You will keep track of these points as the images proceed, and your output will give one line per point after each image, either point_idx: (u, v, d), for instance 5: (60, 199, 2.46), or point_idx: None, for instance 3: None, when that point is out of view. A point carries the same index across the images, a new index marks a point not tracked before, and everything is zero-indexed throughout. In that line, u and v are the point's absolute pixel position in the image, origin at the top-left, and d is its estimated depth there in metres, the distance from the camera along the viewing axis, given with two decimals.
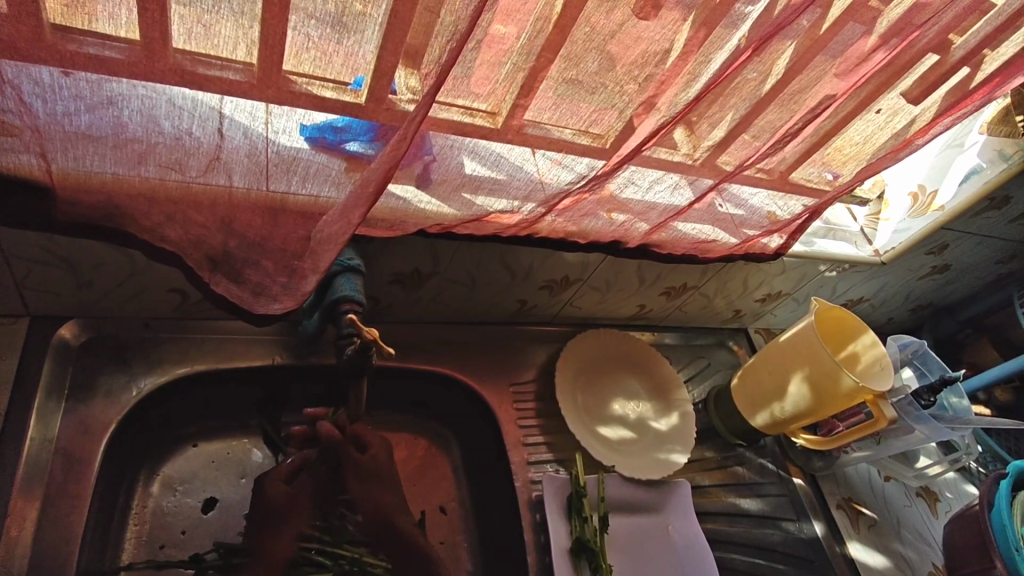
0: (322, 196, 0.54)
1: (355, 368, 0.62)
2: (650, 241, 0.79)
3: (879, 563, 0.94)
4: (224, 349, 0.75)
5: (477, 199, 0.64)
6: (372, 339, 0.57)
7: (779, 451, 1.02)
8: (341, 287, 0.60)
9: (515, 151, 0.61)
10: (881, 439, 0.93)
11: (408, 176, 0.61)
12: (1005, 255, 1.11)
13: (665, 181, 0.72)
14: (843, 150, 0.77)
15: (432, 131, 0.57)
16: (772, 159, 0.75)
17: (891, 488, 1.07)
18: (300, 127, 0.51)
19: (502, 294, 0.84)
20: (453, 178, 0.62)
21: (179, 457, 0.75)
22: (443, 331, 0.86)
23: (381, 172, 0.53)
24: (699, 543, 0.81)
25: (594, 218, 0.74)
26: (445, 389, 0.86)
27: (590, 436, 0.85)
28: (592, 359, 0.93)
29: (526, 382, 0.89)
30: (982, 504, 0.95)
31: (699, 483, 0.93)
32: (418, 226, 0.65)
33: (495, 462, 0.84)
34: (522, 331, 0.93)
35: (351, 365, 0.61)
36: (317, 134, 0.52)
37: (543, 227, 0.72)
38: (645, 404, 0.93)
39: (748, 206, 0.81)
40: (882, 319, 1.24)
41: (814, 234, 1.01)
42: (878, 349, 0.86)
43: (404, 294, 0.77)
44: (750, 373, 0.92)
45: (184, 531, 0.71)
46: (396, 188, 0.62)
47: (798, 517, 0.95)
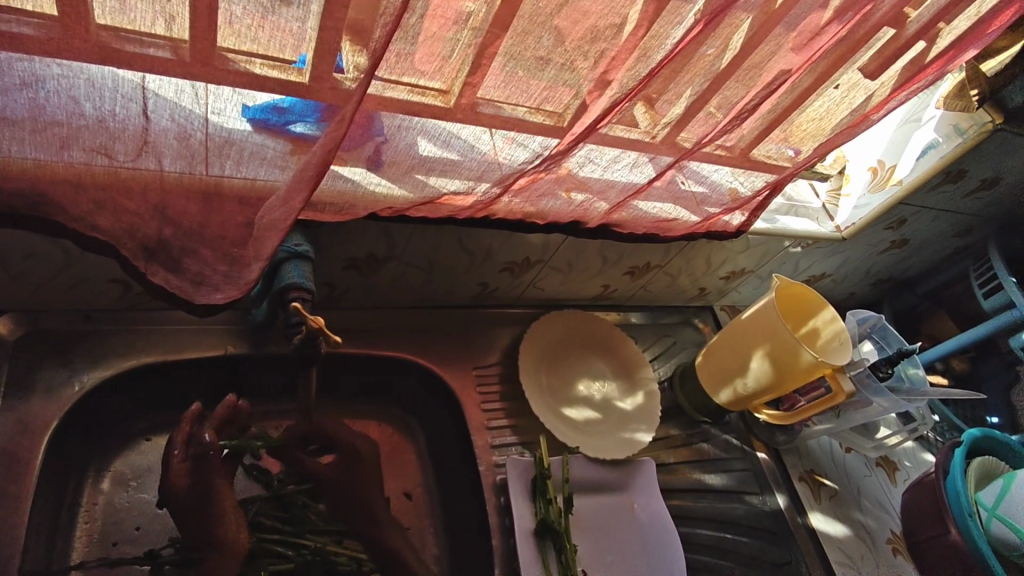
0: (256, 178, 0.52)
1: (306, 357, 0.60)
2: (610, 221, 0.78)
3: (839, 532, 0.97)
4: (171, 340, 0.72)
5: (429, 179, 0.62)
6: (319, 327, 0.55)
7: (743, 426, 1.04)
8: (288, 274, 0.58)
9: (466, 130, 0.60)
10: (840, 413, 0.94)
11: (357, 158, 0.59)
12: (962, 229, 1.13)
13: (623, 160, 0.71)
14: (801, 126, 0.76)
15: (380, 111, 0.55)
16: (731, 136, 0.74)
17: (852, 460, 1.09)
18: (242, 108, 0.49)
19: (462, 277, 0.83)
20: (404, 160, 0.60)
21: (131, 453, 0.73)
22: (403, 316, 0.85)
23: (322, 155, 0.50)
24: (663, 520, 0.82)
25: (553, 198, 0.72)
26: (408, 375, 0.85)
27: (554, 418, 0.85)
28: (557, 340, 0.93)
29: (489, 365, 0.88)
30: (939, 471, 0.98)
31: (665, 461, 0.94)
32: (368, 209, 0.62)
33: (459, 446, 0.83)
34: (485, 314, 0.91)
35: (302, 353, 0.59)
36: (260, 116, 0.50)
37: (500, 208, 0.70)
38: (610, 385, 0.93)
39: (709, 182, 0.81)
40: (844, 295, 1.26)
41: (776, 211, 1.01)
42: (837, 324, 0.87)
43: (361, 279, 0.76)
44: (713, 352, 0.93)
45: (138, 527, 0.69)
46: (344, 170, 0.60)
47: (761, 491, 0.97)
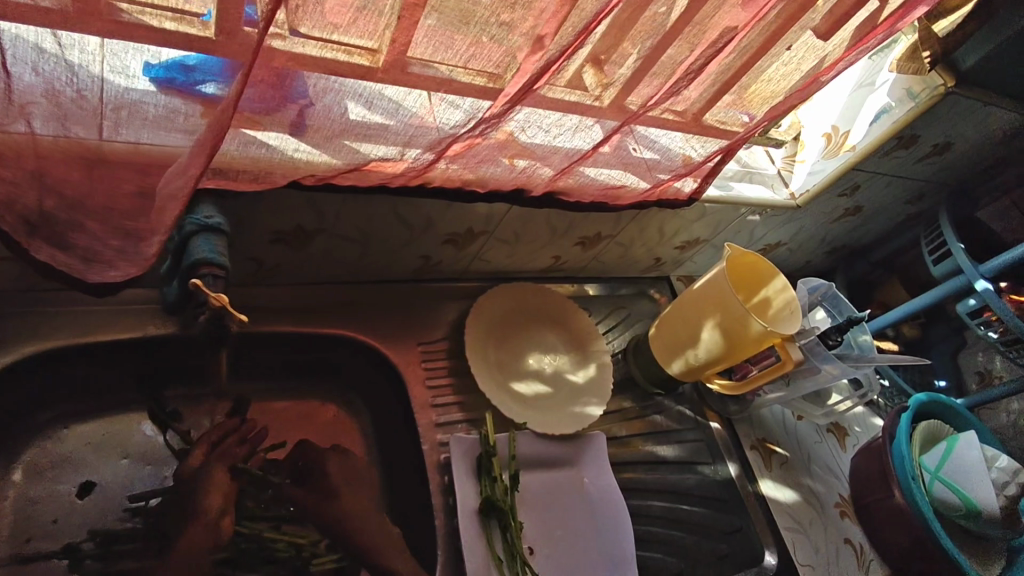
0: (142, 142, 0.46)
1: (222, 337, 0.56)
2: (555, 189, 0.74)
3: (788, 498, 0.98)
4: (82, 322, 0.67)
5: (359, 146, 0.58)
6: (223, 304, 0.51)
7: (697, 397, 1.03)
8: (198, 248, 0.52)
9: (398, 92, 0.55)
10: (790, 381, 0.94)
11: (276, 122, 0.54)
12: (914, 195, 1.12)
13: (565, 124, 0.67)
14: (752, 88, 0.73)
15: (300, 71, 0.50)
16: (679, 99, 0.71)
17: (803, 427, 1.10)
18: (143, 65, 0.43)
19: (402, 249, 0.79)
20: (330, 126, 0.55)
21: (47, 442, 0.69)
22: (343, 292, 0.81)
23: (217, 121, 0.45)
24: (612, 494, 0.82)
25: (493, 165, 0.68)
26: (349, 353, 0.81)
27: (501, 392, 0.83)
28: (507, 313, 0.90)
29: (435, 340, 0.85)
30: (884, 437, 1.00)
31: (618, 434, 0.93)
32: (288, 177, 0.57)
33: (404, 425, 0.81)
34: (430, 288, 0.88)
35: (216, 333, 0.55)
36: (164, 75, 0.44)
37: (436, 175, 0.66)
38: (561, 358, 0.91)
39: (659, 147, 0.77)
40: (800, 263, 1.26)
41: (731, 177, 0.99)
42: (788, 293, 0.86)
43: (290, 253, 0.71)
44: (665, 322, 0.91)
45: (56, 521, 0.66)
46: (260, 135, 0.54)
47: (713, 460, 0.97)
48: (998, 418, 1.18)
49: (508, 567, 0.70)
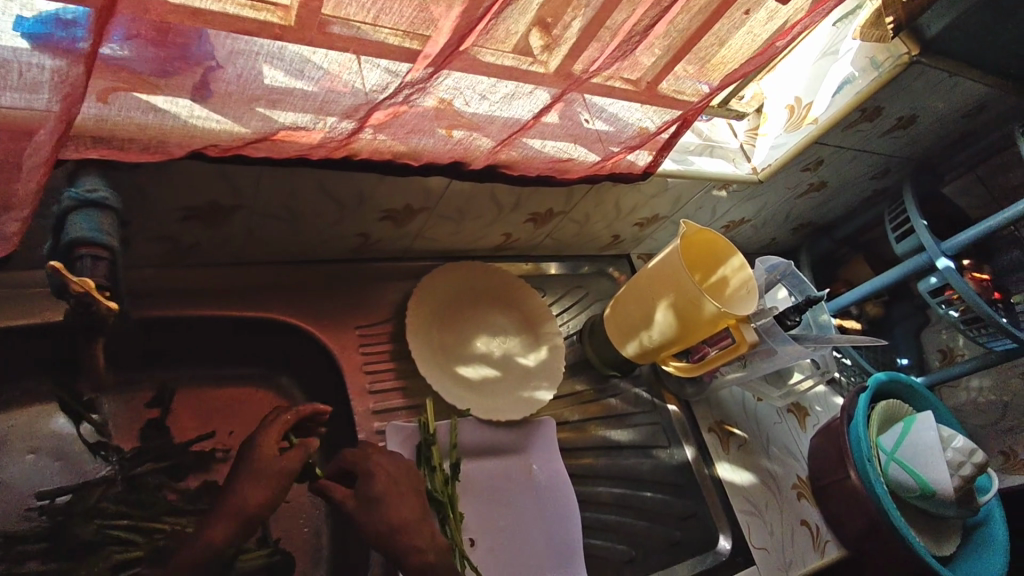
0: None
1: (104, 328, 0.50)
2: (497, 161, 0.69)
3: (743, 481, 0.96)
4: None
5: (275, 113, 0.52)
6: (87, 291, 0.46)
7: (654, 379, 1.00)
8: (75, 226, 0.47)
9: (323, 55, 0.49)
10: (747, 362, 0.91)
11: (177, 87, 0.48)
12: (880, 170, 1.09)
13: (500, 91, 0.61)
14: (708, 55, 0.69)
15: (205, 29, 0.44)
16: (628, 65, 0.66)
17: (763, 408, 1.08)
18: (14, 20, 0.39)
19: (336, 227, 0.73)
20: (244, 92, 0.50)
21: None
22: (274, 273, 0.76)
23: (63, 89, 0.43)
24: (562, 482, 0.79)
25: (426, 135, 0.63)
26: (282, 337, 0.77)
27: (445, 378, 0.79)
28: (454, 295, 0.86)
29: (375, 323, 0.81)
30: (843, 418, 0.98)
31: (568, 419, 0.90)
32: (183, 146, 0.51)
33: (340, 413, 0.77)
34: (371, 267, 0.83)
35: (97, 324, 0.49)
36: (40, 31, 0.40)
37: (361, 147, 0.60)
38: (511, 340, 0.87)
39: (609, 117, 0.72)
40: (765, 240, 1.23)
41: (689, 151, 0.94)
42: (745, 272, 0.83)
43: (206, 231, 0.65)
44: (619, 303, 0.87)
45: None
46: (159, 100, 0.48)
47: (668, 444, 0.95)
48: (958, 397, 1.17)
49: None
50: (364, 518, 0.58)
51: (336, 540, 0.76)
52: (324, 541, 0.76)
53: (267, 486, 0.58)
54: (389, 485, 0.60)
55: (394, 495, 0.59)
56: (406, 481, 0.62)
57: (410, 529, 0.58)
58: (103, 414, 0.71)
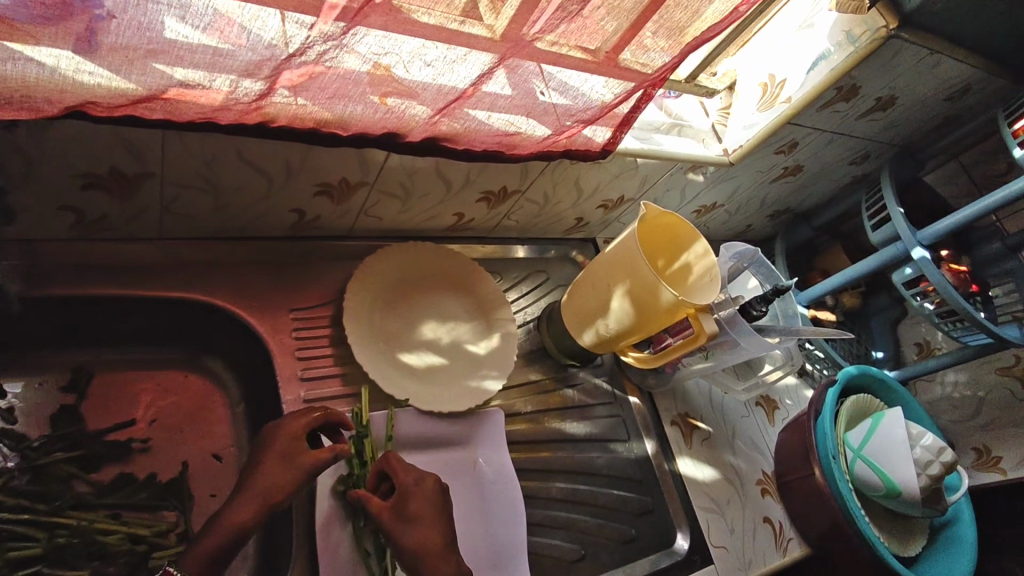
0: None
1: None
2: (438, 133, 0.64)
3: (705, 477, 0.92)
4: None
5: (175, 71, 0.48)
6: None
7: (616, 369, 0.96)
8: None
9: (223, 3, 0.45)
10: (709, 354, 0.86)
11: (53, 34, 0.43)
12: (858, 155, 1.05)
13: (433, 52, 0.56)
14: (669, 22, 0.64)
15: None
16: (579, 29, 0.60)
17: (730, 400, 1.04)
18: None
19: (266, 203, 0.68)
20: (133, 45, 0.45)
21: None
22: (201, 252, 0.70)
23: None
24: (508, 478, 0.74)
25: (355, 103, 0.57)
26: (210, 319, 0.71)
27: (384, 365, 0.73)
28: (401, 278, 0.80)
29: (312, 306, 0.75)
30: (810, 412, 0.93)
31: (521, 410, 0.85)
32: (55, 103, 0.45)
33: (272, 402, 0.72)
34: (313, 247, 0.77)
35: None
36: None
37: (278, 111, 0.55)
38: (461, 327, 0.83)
39: (561, 88, 0.67)
40: (741, 227, 1.19)
41: (655, 129, 0.89)
42: (708, 259, 0.78)
43: (112, 202, 0.59)
44: (576, 288, 0.83)
45: None
46: (35, 52, 0.43)
47: (628, 437, 0.91)
48: (933, 391, 1.14)
49: (377, 562, 0.64)
50: (399, 535, 0.59)
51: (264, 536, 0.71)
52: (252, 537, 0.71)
53: (293, 473, 0.59)
54: (422, 507, 0.60)
55: (427, 515, 0.60)
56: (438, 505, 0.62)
57: (435, 554, 0.58)
58: (7, 401, 0.66)
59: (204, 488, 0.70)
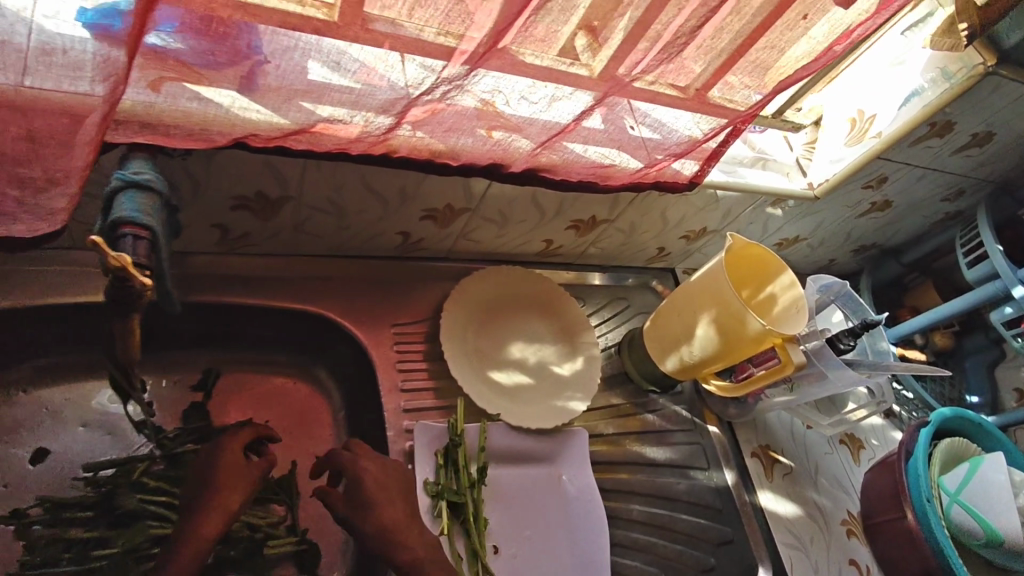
0: (27, 85, 0.43)
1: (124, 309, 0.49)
2: (538, 165, 0.69)
3: (788, 512, 0.91)
4: (39, 283, 0.65)
5: (319, 108, 0.54)
6: (123, 267, 0.45)
7: (696, 397, 0.97)
8: (120, 206, 0.48)
9: (364, 51, 0.51)
10: (794, 386, 0.86)
11: (226, 77, 0.50)
12: (951, 192, 1.03)
13: (540, 91, 0.61)
14: (762, 60, 0.66)
15: (253, 23, 0.47)
16: (675, 69, 0.64)
17: (812, 436, 1.02)
18: (78, 11, 0.42)
19: (379, 224, 0.75)
20: (286, 84, 0.52)
21: (7, 404, 0.68)
22: (316, 269, 0.77)
23: (107, 70, 0.44)
24: (591, 496, 0.77)
25: (467, 135, 0.63)
26: (322, 330, 0.78)
27: (477, 381, 0.78)
28: (493, 299, 0.85)
29: (412, 322, 0.81)
30: (900, 453, 0.90)
31: (604, 432, 0.88)
32: (227, 136, 0.53)
33: (373, 409, 0.77)
34: (415, 267, 0.84)
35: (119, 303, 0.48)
36: (98, 20, 0.42)
37: (401, 143, 0.61)
38: (547, 348, 0.86)
39: (654, 124, 0.71)
40: (823, 261, 1.18)
41: (740, 162, 0.91)
42: (795, 291, 0.79)
43: (254, 221, 0.68)
44: (660, 315, 0.85)
45: (6, 484, 0.65)
46: (207, 91, 0.50)
47: (708, 466, 0.91)
48: None
49: (470, 565, 0.67)
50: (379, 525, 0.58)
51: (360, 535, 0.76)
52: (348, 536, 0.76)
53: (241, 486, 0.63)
54: (378, 491, 0.61)
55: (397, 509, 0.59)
56: (395, 486, 0.63)
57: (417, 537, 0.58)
58: (150, 395, 0.75)
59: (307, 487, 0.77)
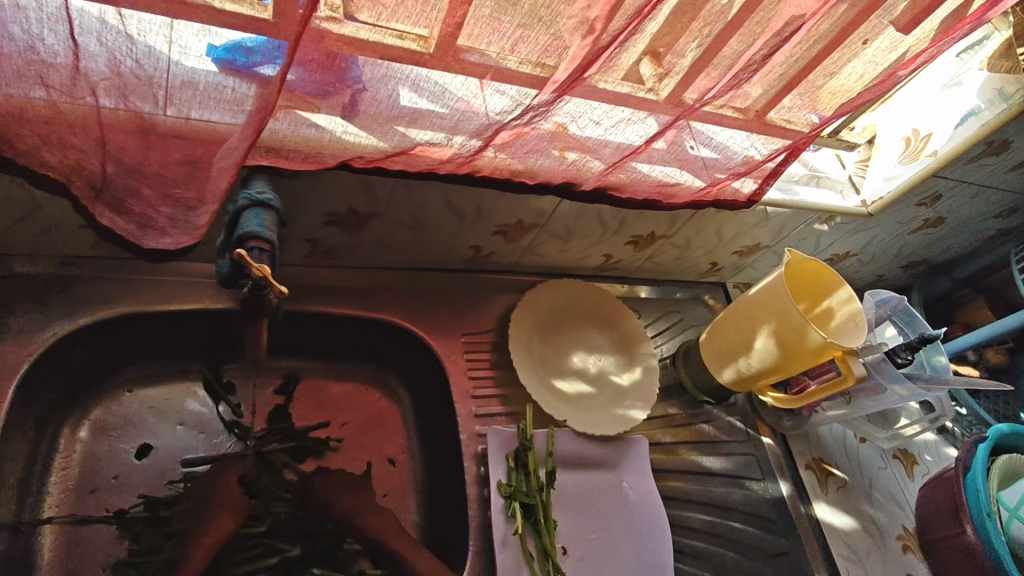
0: (195, 119, 0.46)
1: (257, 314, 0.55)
2: (606, 184, 0.73)
3: (843, 524, 0.92)
4: (150, 293, 0.71)
5: (410, 131, 0.58)
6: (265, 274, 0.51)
7: (749, 409, 0.99)
8: (246, 222, 0.54)
9: (456, 80, 0.55)
10: (851, 399, 0.88)
11: (332, 106, 0.55)
12: (1004, 209, 1.04)
13: (616, 116, 0.65)
14: (824, 85, 0.69)
15: (356, 55, 0.51)
16: (741, 94, 0.68)
17: (865, 450, 1.03)
18: (209, 48, 0.43)
19: (453, 238, 0.80)
20: (384, 110, 0.56)
21: (114, 403, 0.74)
22: (392, 280, 0.83)
23: (257, 109, 0.46)
24: (653, 502, 0.79)
25: (543, 156, 0.68)
26: (395, 338, 0.83)
27: (543, 389, 0.82)
28: (554, 311, 0.89)
29: (481, 332, 0.86)
30: (957, 469, 0.90)
31: (662, 441, 0.90)
32: (337, 158, 0.58)
33: (444, 414, 0.81)
34: (482, 279, 0.89)
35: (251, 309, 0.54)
36: (226, 57, 0.43)
37: (485, 164, 0.66)
38: (606, 358, 0.89)
39: (717, 146, 0.74)
40: (872, 276, 1.19)
41: (795, 181, 0.94)
42: (853, 305, 0.81)
43: (343, 235, 0.73)
44: (717, 328, 0.88)
45: (116, 476, 0.71)
46: (317, 118, 0.55)
47: (763, 477, 0.93)
48: None
49: (540, 565, 0.69)
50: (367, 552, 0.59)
51: (430, 535, 0.79)
52: (418, 536, 0.80)
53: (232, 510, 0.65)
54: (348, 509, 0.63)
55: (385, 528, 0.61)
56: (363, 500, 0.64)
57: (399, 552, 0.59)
58: (238, 397, 0.80)
59: (380, 487, 0.81)
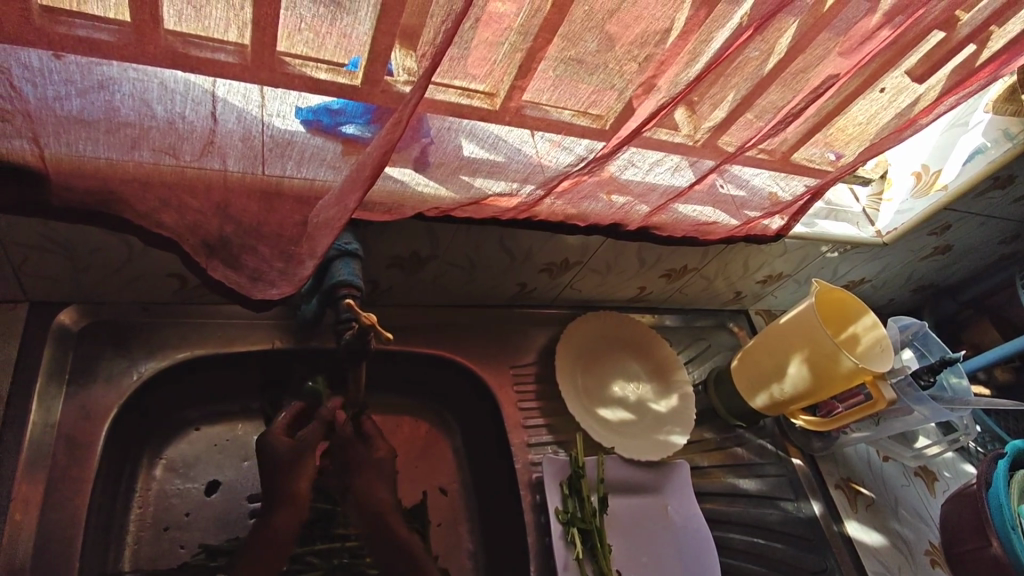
0: (319, 179, 0.53)
1: (355, 353, 0.61)
2: (649, 223, 0.78)
3: (875, 542, 0.95)
4: (224, 335, 0.75)
5: (475, 181, 0.62)
6: (370, 324, 0.56)
7: (779, 431, 1.04)
8: (339, 271, 0.60)
9: (513, 132, 0.59)
10: (880, 420, 0.93)
11: (404, 159, 0.59)
12: (1007, 235, 1.10)
13: (665, 163, 0.71)
14: (845, 129, 0.75)
15: (428, 113, 0.55)
16: (774, 140, 0.73)
17: (888, 468, 1.07)
18: (296, 110, 0.49)
19: (502, 276, 0.85)
20: (451, 161, 0.60)
21: (182, 441, 0.76)
22: (442, 315, 0.87)
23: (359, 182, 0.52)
24: (698, 525, 0.82)
25: (593, 201, 0.73)
26: (446, 371, 0.87)
27: (588, 417, 0.86)
28: (592, 343, 0.94)
29: (526, 364, 0.90)
30: (980, 483, 0.91)
31: (699, 464, 0.94)
32: (415, 209, 0.63)
33: (497, 443, 0.85)
34: (523, 314, 0.94)
35: (350, 349, 0.61)
36: (313, 118, 0.50)
37: (543, 210, 0.71)
38: (644, 386, 0.93)
39: (749, 186, 0.80)
40: (883, 300, 1.24)
41: (816, 215, 1.00)
42: (878, 331, 0.86)
43: (403, 276, 0.78)
44: (750, 356, 0.93)
45: (187, 514, 0.72)
46: (393, 171, 0.60)
47: (796, 497, 0.97)
48: None
49: None
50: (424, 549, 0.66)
51: (484, 563, 0.81)
52: (473, 565, 0.81)
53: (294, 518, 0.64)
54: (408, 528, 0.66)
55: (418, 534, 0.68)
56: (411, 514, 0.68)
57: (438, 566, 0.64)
58: None
59: (434, 517, 0.83)
